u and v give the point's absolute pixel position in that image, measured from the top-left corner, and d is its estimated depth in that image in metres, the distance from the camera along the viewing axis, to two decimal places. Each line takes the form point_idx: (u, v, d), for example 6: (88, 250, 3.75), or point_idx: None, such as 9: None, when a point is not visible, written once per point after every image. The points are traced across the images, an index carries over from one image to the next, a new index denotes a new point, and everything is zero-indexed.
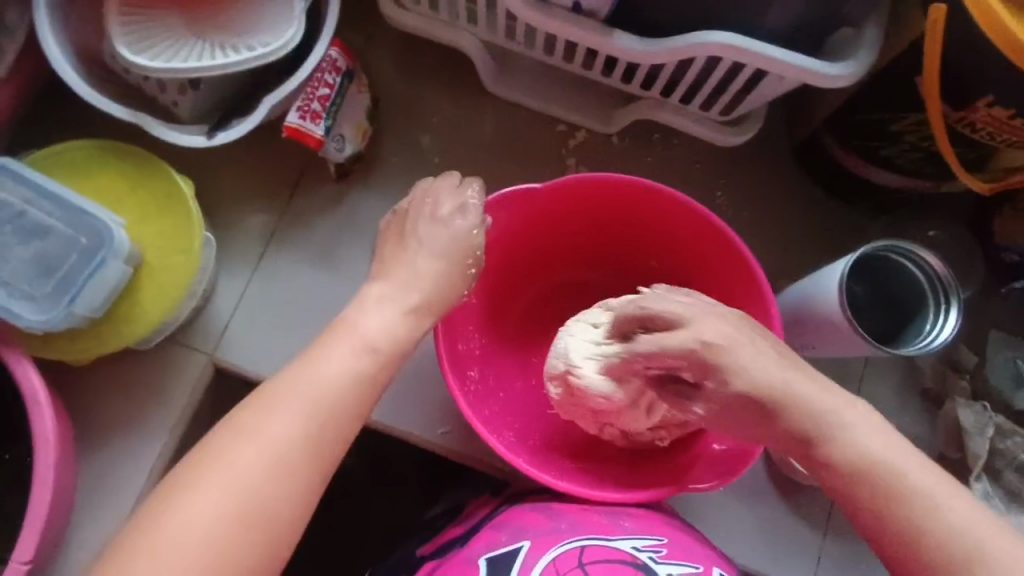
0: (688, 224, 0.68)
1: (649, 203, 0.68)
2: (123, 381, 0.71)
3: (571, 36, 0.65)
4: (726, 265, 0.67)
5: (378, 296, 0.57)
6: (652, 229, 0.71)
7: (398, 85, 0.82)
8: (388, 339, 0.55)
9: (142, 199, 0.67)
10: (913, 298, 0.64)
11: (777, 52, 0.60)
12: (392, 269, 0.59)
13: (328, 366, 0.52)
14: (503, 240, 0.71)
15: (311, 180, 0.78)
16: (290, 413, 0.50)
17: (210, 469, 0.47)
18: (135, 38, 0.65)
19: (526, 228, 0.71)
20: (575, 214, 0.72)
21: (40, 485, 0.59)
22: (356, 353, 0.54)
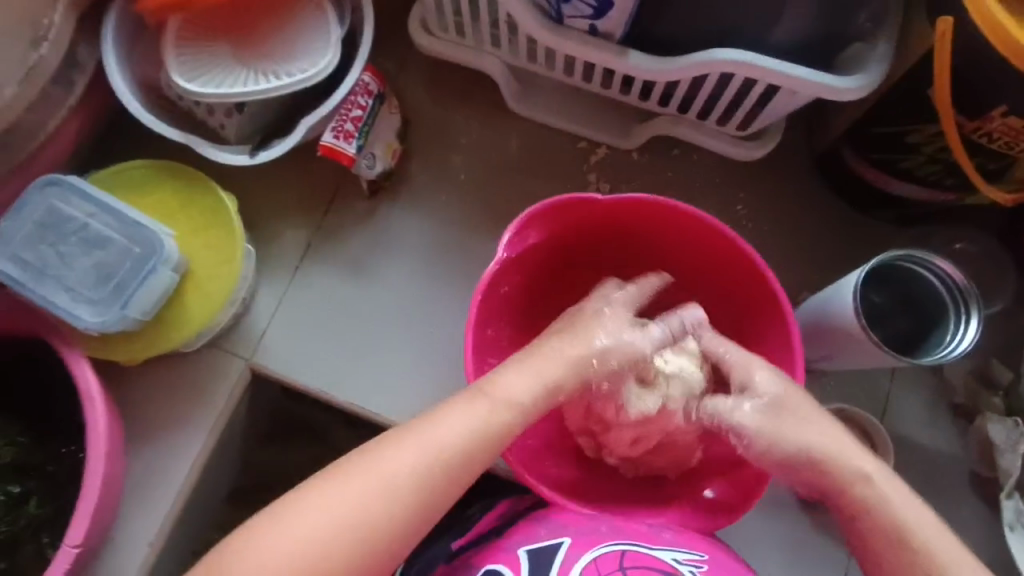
0: (729, 255, 0.69)
1: (692, 228, 0.70)
2: (169, 382, 0.76)
3: (587, 56, 0.68)
4: (757, 295, 0.69)
5: (522, 365, 0.61)
6: (690, 254, 0.73)
7: (427, 107, 0.87)
8: (525, 402, 0.59)
9: (191, 214, 0.73)
10: (931, 305, 0.64)
11: (789, 67, 0.61)
12: (535, 351, 0.62)
13: (451, 420, 0.57)
14: (549, 244, 0.73)
15: (345, 197, 0.83)
16: (406, 458, 0.56)
17: (332, 491, 0.54)
18: (188, 68, 0.72)
19: (569, 232, 0.73)
20: (615, 230, 0.73)
21: (92, 476, 0.63)
22: (486, 409, 0.58)
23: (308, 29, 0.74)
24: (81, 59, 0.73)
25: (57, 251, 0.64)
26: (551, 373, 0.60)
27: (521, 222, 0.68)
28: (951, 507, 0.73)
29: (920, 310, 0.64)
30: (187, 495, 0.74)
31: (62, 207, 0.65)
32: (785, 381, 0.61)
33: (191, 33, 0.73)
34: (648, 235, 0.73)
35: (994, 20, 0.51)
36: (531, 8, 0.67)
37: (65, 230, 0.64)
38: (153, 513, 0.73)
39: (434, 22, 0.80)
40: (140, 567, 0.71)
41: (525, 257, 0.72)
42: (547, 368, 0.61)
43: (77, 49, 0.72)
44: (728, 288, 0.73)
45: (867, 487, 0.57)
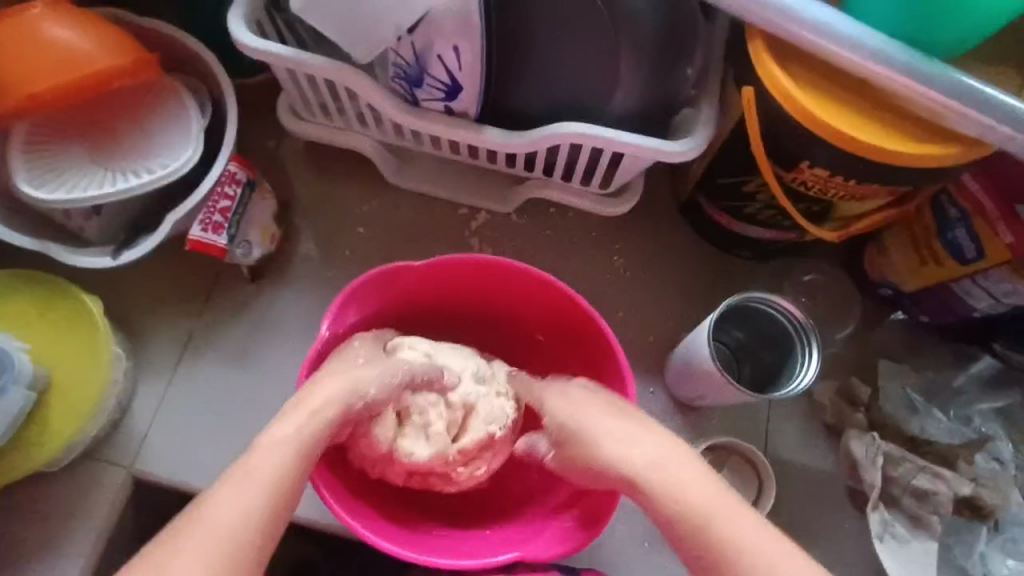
0: (570, 311, 0.73)
1: (538, 292, 0.74)
2: (41, 505, 0.71)
3: (446, 134, 0.72)
4: (599, 353, 0.73)
5: (279, 420, 0.58)
6: (534, 310, 0.77)
7: (306, 187, 0.87)
8: (286, 453, 0.56)
9: (51, 323, 0.70)
10: (764, 336, 0.71)
11: (626, 137, 0.67)
12: (302, 394, 0.60)
13: (212, 499, 0.53)
14: (398, 303, 0.75)
15: (225, 284, 0.82)
16: (182, 546, 0.51)
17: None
18: (38, 174, 0.70)
19: (414, 296, 0.75)
20: (465, 287, 0.76)
21: None
22: (255, 465, 0.55)
23: (169, 123, 0.74)
24: None
25: None
26: (320, 401, 0.60)
27: (364, 288, 0.70)
28: (831, 521, 0.79)
29: (757, 330, 0.71)
30: None
31: None
32: (605, 400, 0.64)
33: (41, 138, 0.71)
34: (495, 293, 0.76)
35: (782, 83, 0.59)
36: (386, 94, 0.70)
37: None
38: None
39: (301, 108, 0.81)
40: None
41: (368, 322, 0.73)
42: (312, 399, 0.60)
43: None
44: (576, 344, 0.76)
45: (676, 494, 0.56)
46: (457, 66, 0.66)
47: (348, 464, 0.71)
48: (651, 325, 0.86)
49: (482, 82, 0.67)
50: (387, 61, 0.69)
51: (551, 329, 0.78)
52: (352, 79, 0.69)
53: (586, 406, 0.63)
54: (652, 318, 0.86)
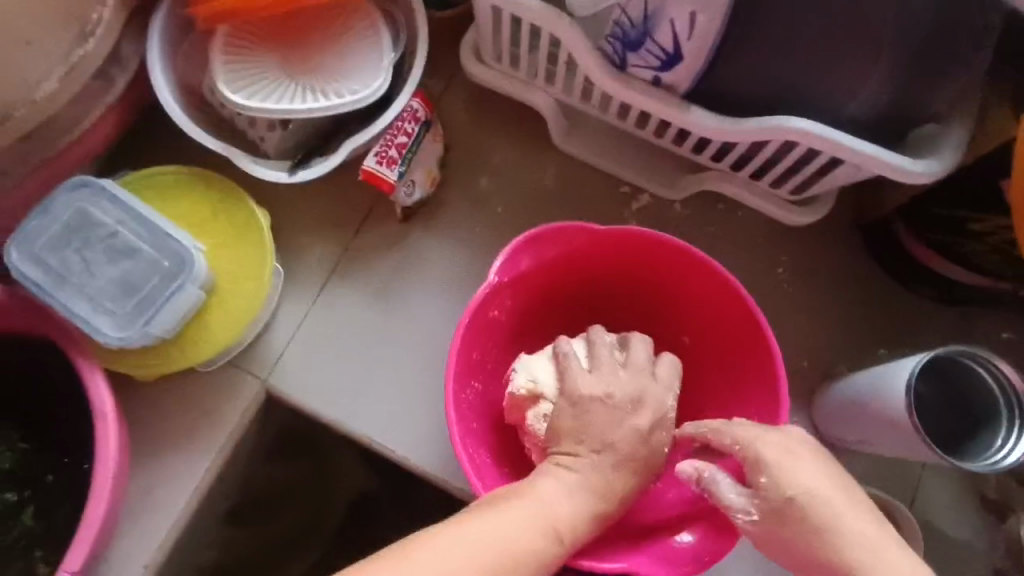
0: (730, 315, 0.70)
1: (708, 288, 0.70)
2: (178, 398, 0.73)
3: (646, 107, 0.66)
4: (757, 365, 0.69)
5: (572, 482, 0.61)
6: (689, 303, 0.73)
7: (469, 134, 0.84)
8: (571, 530, 0.60)
9: (222, 227, 0.71)
10: (956, 396, 0.63)
11: (858, 143, 0.59)
12: (598, 469, 0.62)
13: (480, 533, 0.56)
14: (555, 267, 0.73)
15: (378, 220, 0.81)
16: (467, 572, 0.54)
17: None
18: (234, 77, 0.70)
19: (578, 263, 0.73)
20: (631, 266, 0.73)
21: (97, 495, 0.59)
22: (541, 535, 0.58)
23: (362, 48, 0.72)
24: (123, 57, 0.71)
25: (82, 258, 0.62)
26: (596, 477, 0.62)
27: (536, 238, 0.70)
28: None
29: (948, 387, 0.63)
30: (186, 519, 0.72)
31: (91, 211, 0.62)
32: (828, 473, 0.57)
33: (240, 41, 0.71)
34: (656, 280, 0.73)
35: None
36: (595, 53, 0.64)
37: (93, 237, 0.62)
38: (150, 536, 0.70)
39: (488, 52, 0.78)
40: None
41: (533, 273, 0.72)
42: (591, 472, 0.62)
43: (121, 44, 0.70)
44: (727, 353, 0.72)
45: None
46: (686, 36, 0.60)
47: (470, 408, 0.69)
48: (806, 350, 0.79)
49: (706, 57, 0.61)
50: (606, 18, 0.64)
51: (701, 333, 0.74)
52: (563, 31, 0.64)
53: (818, 479, 0.56)
54: (808, 343, 0.79)
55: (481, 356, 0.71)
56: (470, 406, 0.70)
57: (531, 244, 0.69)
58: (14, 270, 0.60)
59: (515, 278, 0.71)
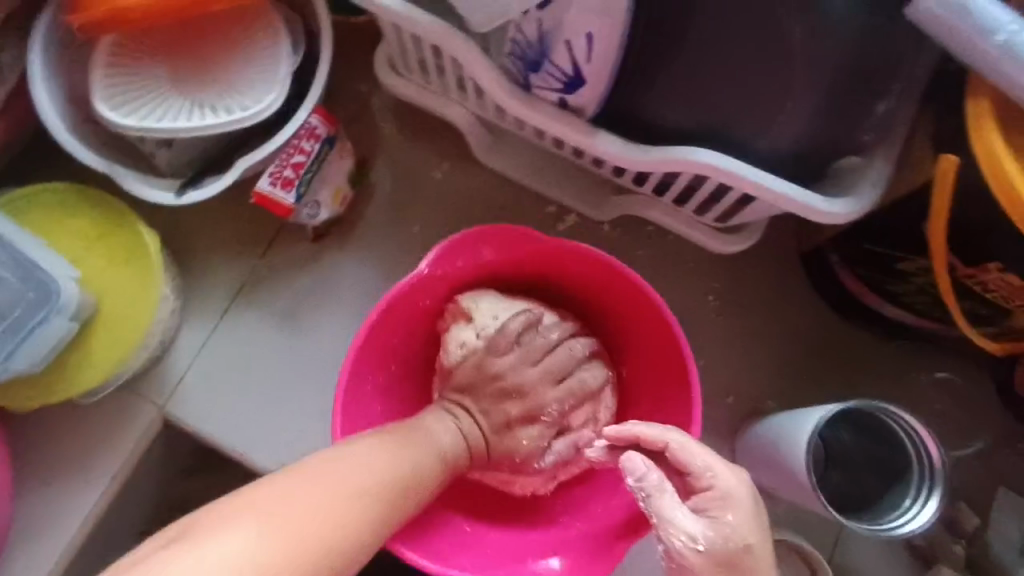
0: (662, 343, 0.66)
1: (640, 308, 0.65)
2: (69, 426, 0.70)
3: (552, 130, 0.61)
4: (682, 402, 0.64)
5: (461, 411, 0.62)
6: (618, 318, 0.68)
7: (389, 147, 0.80)
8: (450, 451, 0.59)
9: (108, 249, 0.67)
10: (876, 449, 0.59)
11: (768, 180, 0.55)
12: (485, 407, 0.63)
13: (364, 465, 0.54)
14: (496, 266, 0.67)
15: (288, 238, 0.77)
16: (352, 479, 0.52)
17: (255, 517, 0.49)
18: (116, 90, 0.65)
19: (512, 265, 0.68)
20: (568, 276, 0.68)
21: None
22: (428, 455, 0.57)
23: (257, 59, 0.67)
24: (1, 67, 0.66)
25: None
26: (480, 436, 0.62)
27: (484, 233, 0.64)
28: None
29: (866, 438, 0.60)
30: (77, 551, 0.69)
31: None
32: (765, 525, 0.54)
33: (126, 51, 0.66)
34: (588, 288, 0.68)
35: (1000, 164, 0.45)
36: (495, 73, 0.59)
37: None
38: (37, 567, 0.68)
39: (401, 65, 0.73)
40: None
41: (469, 273, 0.67)
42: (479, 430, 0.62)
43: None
44: (654, 384, 0.67)
45: None
46: (585, 58, 0.55)
47: (375, 388, 0.66)
48: (732, 385, 0.75)
49: (609, 80, 0.56)
50: (506, 35, 0.58)
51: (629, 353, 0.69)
52: (460, 50, 0.59)
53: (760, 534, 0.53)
54: (735, 376, 0.75)
55: (400, 343, 0.68)
56: (375, 389, 0.66)
57: (475, 242, 0.64)
58: None
59: (452, 272, 0.65)
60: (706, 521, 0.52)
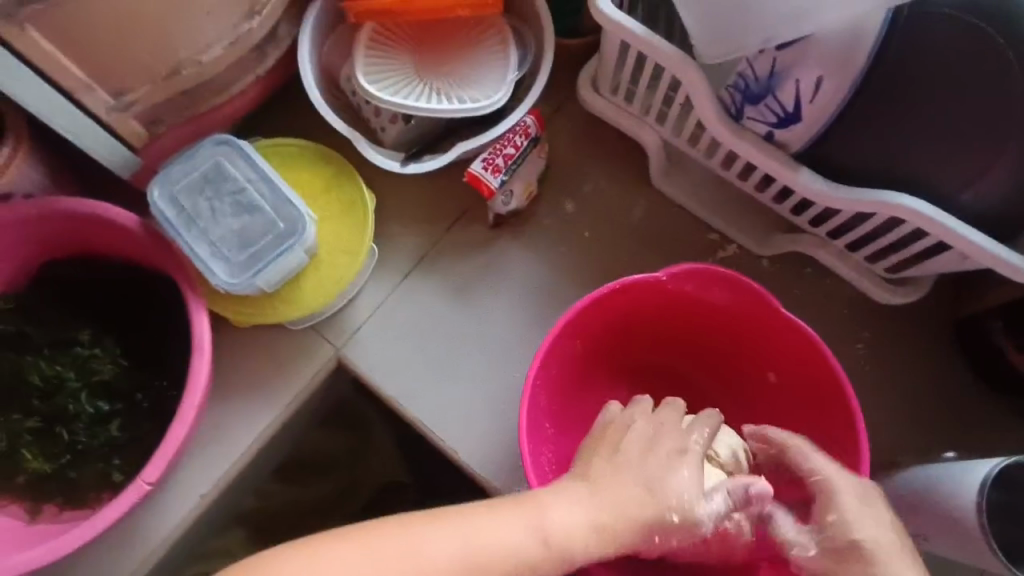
0: (834, 402, 0.65)
1: (811, 369, 0.67)
2: (255, 350, 0.78)
3: (754, 159, 0.67)
4: (843, 455, 0.64)
5: (578, 495, 0.56)
6: (782, 363, 0.70)
7: (571, 156, 0.87)
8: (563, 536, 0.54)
9: (330, 204, 0.77)
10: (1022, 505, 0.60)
11: (970, 233, 0.58)
12: (601, 483, 0.57)
13: (496, 527, 0.54)
14: (674, 300, 0.70)
15: (469, 221, 0.85)
16: (444, 545, 0.52)
17: (390, 551, 0.52)
18: (371, 68, 0.76)
19: (695, 304, 0.70)
20: (743, 326, 0.70)
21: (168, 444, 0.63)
22: (530, 538, 0.54)
23: (490, 61, 0.78)
24: (279, 35, 0.78)
25: (210, 207, 0.68)
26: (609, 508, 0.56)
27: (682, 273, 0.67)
28: None
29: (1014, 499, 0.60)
30: (245, 463, 0.77)
31: (227, 167, 0.69)
32: (887, 535, 0.56)
33: (381, 39, 0.78)
34: (763, 343, 0.70)
35: None
36: (714, 99, 0.66)
37: (223, 189, 0.69)
38: (211, 472, 0.75)
39: (605, 85, 0.81)
40: (185, 514, 0.74)
41: (649, 294, 0.69)
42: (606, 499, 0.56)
43: (279, 26, 0.78)
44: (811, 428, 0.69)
45: None
46: (810, 98, 0.61)
47: (545, 385, 0.68)
48: (869, 431, 0.77)
49: (826, 122, 0.62)
50: (732, 69, 0.66)
51: (790, 401, 0.71)
52: (689, 73, 0.66)
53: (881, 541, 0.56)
54: (873, 425, 0.77)
55: (567, 351, 0.69)
56: (544, 392, 0.68)
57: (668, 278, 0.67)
58: (154, 206, 0.68)
59: (634, 293, 0.68)
60: (836, 524, 0.57)
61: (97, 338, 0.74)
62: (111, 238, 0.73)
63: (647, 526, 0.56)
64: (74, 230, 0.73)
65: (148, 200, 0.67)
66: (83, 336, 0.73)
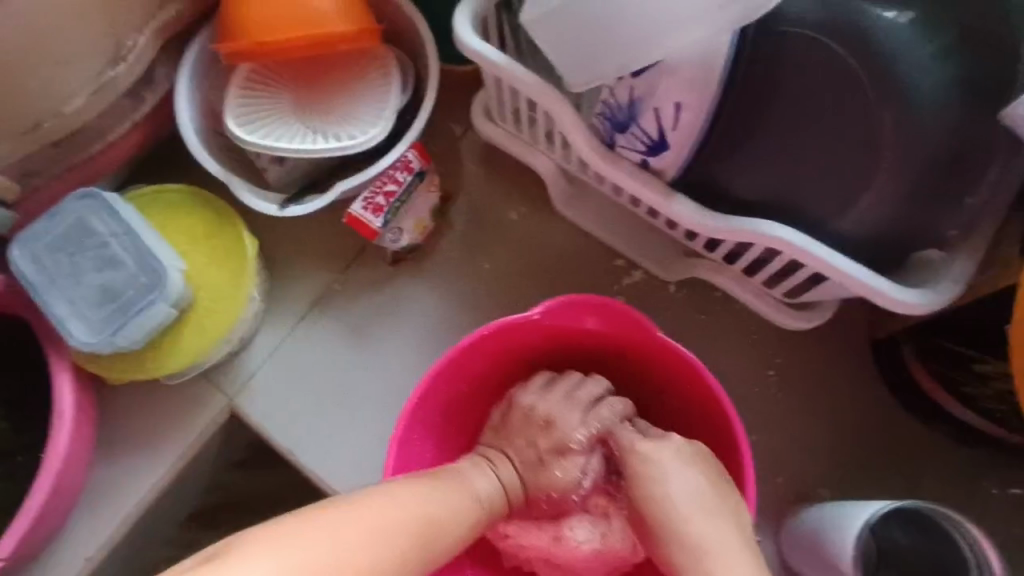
0: (716, 420, 0.66)
1: (695, 393, 0.67)
2: (144, 403, 0.76)
3: (631, 188, 0.64)
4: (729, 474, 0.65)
5: (488, 464, 0.65)
6: (669, 388, 0.70)
7: (472, 185, 0.84)
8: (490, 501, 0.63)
9: (209, 250, 0.74)
10: (933, 553, 0.60)
11: (840, 261, 0.55)
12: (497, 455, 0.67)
13: (454, 495, 0.59)
14: (556, 332, 0.69)
15: (367, 258, 0.82)
16: (423, 501, 0.56)
17: (384, 507, 0.53)
18: (245, 111, 0.74)
19: (578, 336, 0.70)
20: (629, 353, 0.70)
21: (27, 508, 0.63)
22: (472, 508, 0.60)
23: (370, 96, 0.75)
24: (156, 79, 0.76)
25: (72, 264, 0.66)
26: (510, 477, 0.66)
27: (561, 307, 0.65)
28: None
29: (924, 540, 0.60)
30: (135, 521, 0.75)
31: (90, 221, 0.67)
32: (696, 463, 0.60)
33: (257, 80, 0.76)
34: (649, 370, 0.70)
35: None
36: (583, 129, 0.63)
37: (86, 244, 0.67)
38: (99, 530, 0.73)
39: (495, 112, 0.78)
40: None
41: (530, 329, 0.68)
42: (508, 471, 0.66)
43: (155, 71, 0.76)
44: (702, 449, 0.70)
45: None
46: (673, 124, 0.58)
47: (426, 422, 0.68)
48: (782, 462, 0.73)
49: (693, 148, 0.58)
50: (598, 97, 0.63)
51: (682, 410, 0.70)
52: (554, 103, 0.63)
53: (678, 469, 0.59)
54: (786, 456, 0.73)
55: (451, 389, 0.69)
56: (423, 432, 0.68)
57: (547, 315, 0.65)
58: (14, 266, 0.65)
59: (512, 328, 0.67)
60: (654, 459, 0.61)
61: None
62: None
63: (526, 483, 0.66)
64: None
65: (8, 260, 0.65)
66: None
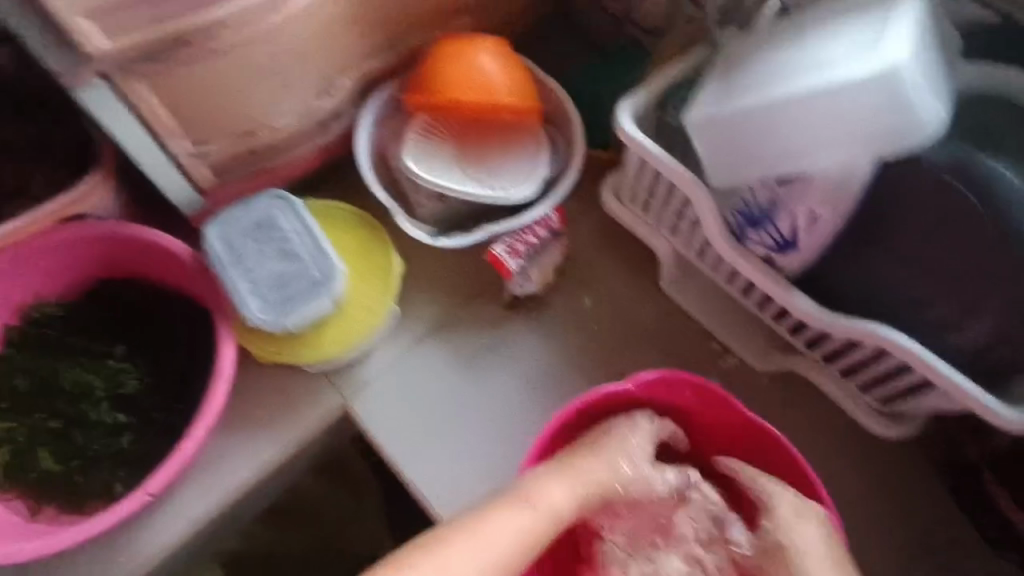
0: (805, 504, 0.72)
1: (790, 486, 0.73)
2: (269, 387, 0.83)
3: (754, 277, 0.72)
4: None
5: (554, 476, 0.69)
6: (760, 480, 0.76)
7: (590, 252, 0.93)
8: (565, 507, 0.68)
9: (364, 264, 0.84)
10: None
11: (954, 372, 0.61)
12: (570, 463, 0.70)
13: (513, 522, 0.65)
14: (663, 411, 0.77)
15: (487, 298, 0.91)
16: (492, 537, 0.63)
17: (449, 556, 0.61)
18: (418, 152, 0.86)
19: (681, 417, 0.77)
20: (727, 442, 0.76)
21: (181, 452, 0.68)
22: (545, 521, 0.67)
23: (524, 159, 0.86)
24: (344, 114, 0.89)
25: (256, 250, 0.76)
26: (585, 489, 0.70)
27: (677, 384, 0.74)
28: None
29: None
30: (238, 498, 0.80)
31: (278, 219, 0.78)
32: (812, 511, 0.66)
33: (430, 127, 0.87)
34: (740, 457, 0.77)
35: None
36: (718, 221, 0.73)
37: (271, 236, 0.77)
38: (207, 497, 0.78)
39: (625, 194, 0.88)
40: (173, 541, 0.77)
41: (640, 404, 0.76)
42: (582, 485, 0.69)
43: (346, 107, 0.89)
44: None
45: None
46: (805, 227, 0.67)
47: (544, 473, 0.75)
48: None
49: (819, 250, 0.68)
50: (736, 194, 0.72)
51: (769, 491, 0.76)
52: (695, 191, 0.73)
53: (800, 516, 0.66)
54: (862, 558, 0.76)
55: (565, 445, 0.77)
56: None
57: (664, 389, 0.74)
58: (208, 245, 0.76)
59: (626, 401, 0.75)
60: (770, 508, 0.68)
61: (129, 355, 0.80)
62: (163, 267, 0.81)
63: (606, 491, 0.71)
64: (133, 256, 0.82)
65: (204, 238, 0.76)
66: (117, 351, 0.79)
